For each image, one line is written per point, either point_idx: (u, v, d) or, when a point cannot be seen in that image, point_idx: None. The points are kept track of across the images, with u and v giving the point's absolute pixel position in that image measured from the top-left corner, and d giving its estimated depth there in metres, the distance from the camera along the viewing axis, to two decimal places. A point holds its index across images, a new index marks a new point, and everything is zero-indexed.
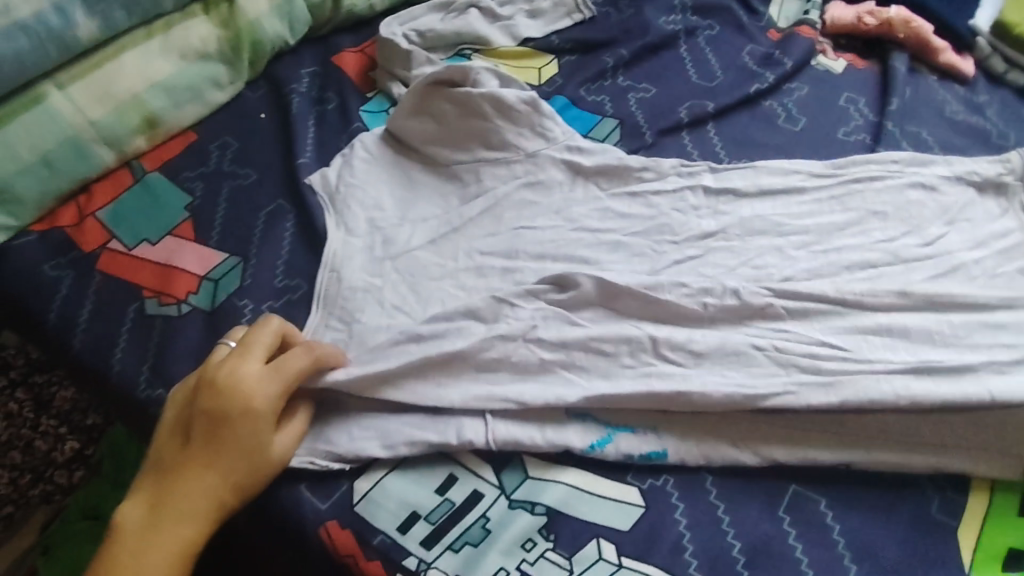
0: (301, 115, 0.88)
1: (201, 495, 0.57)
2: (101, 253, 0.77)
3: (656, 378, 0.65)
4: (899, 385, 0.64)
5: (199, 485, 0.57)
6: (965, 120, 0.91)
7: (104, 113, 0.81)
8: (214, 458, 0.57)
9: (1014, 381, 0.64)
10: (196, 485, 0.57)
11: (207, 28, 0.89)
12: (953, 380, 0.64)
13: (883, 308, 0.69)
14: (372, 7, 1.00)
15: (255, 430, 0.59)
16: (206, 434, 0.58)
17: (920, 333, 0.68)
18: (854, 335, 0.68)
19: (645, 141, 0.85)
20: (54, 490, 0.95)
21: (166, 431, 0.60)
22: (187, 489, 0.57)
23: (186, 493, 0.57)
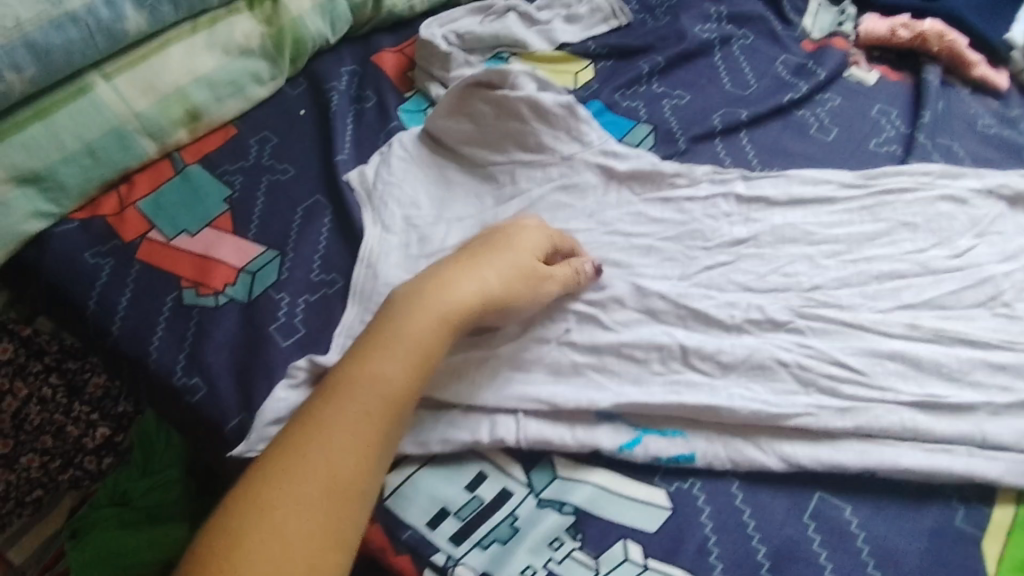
0: (340, 113, 0.89)
1: (486, 269, 0.65)
2: (140, 243, 0.79)
3: (684, 388, 0.67)
4: (906, 417, 0.65)
5: (484, 272, 0.65)
6: (998, 134, 0.91)
7: (148, 105, 0.83)
8: (483, 261, 0.66)
9: (1010, 429, 0.65)
10: (476, 270, 0.65)
11: (251, 24, 0.90)
12: (954, 418, 0.66)
13: (897, 336, 0.70)
14: (413, 7, 1.02)
15: (526, 245, 0.68)
16: (496, 238, 0.68)
17: (930, 365, 0.68)
18: (870, 359, 0.69)
19: (679, 148, 0.86)
20: (83, 475, 0.98)
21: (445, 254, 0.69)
22: (469, 275, 0.64)
23: (475, 265, 0.65)
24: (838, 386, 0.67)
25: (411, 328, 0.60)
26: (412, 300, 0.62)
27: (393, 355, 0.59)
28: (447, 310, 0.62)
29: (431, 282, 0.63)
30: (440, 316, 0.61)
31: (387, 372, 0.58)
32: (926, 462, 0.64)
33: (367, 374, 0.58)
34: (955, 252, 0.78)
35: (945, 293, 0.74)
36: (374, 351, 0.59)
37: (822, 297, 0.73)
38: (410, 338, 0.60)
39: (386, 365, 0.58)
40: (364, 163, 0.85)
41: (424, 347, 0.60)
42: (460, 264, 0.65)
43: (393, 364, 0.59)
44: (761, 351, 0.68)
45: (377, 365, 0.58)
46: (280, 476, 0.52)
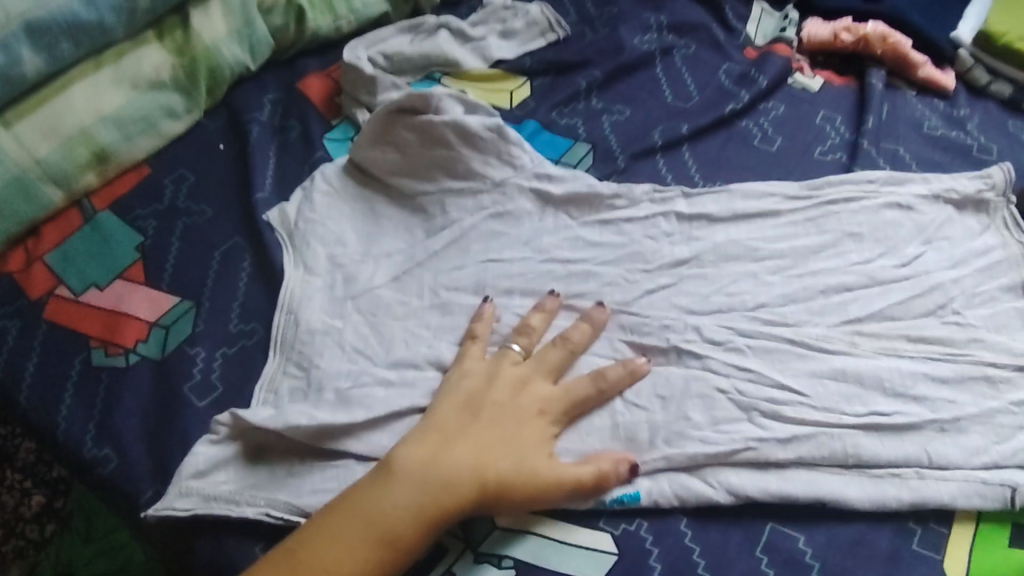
0: (261, 145, 0.84)
1: (490, 463, 0.57)
2: (47, 300, 0.74)
3: (625, 428, 0.62)
4: (848, 444, 0.62)
5: (488, 460, 0.57)
6: (945, 136, 0.88)
7: (50, 150, 0.77)
8: (489, 446, 0.58)
9: (956, 449, 0.62)
10: (480, 452, 0.57)
11: (160, 55, 0.85)
12: (897, 440, 0.63)
13: (839, 354, 0.67)
14: (339, 28, 0.95)
15: (542, 427, 0.61)
16: (505, 417, 0.60)
17: (872, 380, 0.65)
18: (815, 380, 0.65)
19: (617, 166, 0.82)
20: (27, 545, 0.90)
21: (457, 397, 0.61)
22: (470, 456, 0.57)
23: (467, 450, 0.57)
24: (781, 409, 0.63)
25: (390, 504, 0.54)
26: (386, 480, 0.55)
27: (351, 540, 0.53)
28: (427, 499, 0.55)
29: (416, 464, 0.56)
30: (415, 507, 0.55)
31: (335, 556, 0.53)
32: (873, 497, 0.60)
33: (333, 545, 0.53)
34: (905, 261, 0.75)
35: (893, 304, 0.71)
36: (327, 530, 0.54)
37: (767, 316, 0.70)
38: (375, 525, 0.54)
39: (360, 536, 0.53)
40: (286, 200, 0.80)
41: (389, 539, 0.54)
42: (450, 453, 0.57)
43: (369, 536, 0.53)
44: (703, 378, 0.65)
45: (347, 539, 0.53)
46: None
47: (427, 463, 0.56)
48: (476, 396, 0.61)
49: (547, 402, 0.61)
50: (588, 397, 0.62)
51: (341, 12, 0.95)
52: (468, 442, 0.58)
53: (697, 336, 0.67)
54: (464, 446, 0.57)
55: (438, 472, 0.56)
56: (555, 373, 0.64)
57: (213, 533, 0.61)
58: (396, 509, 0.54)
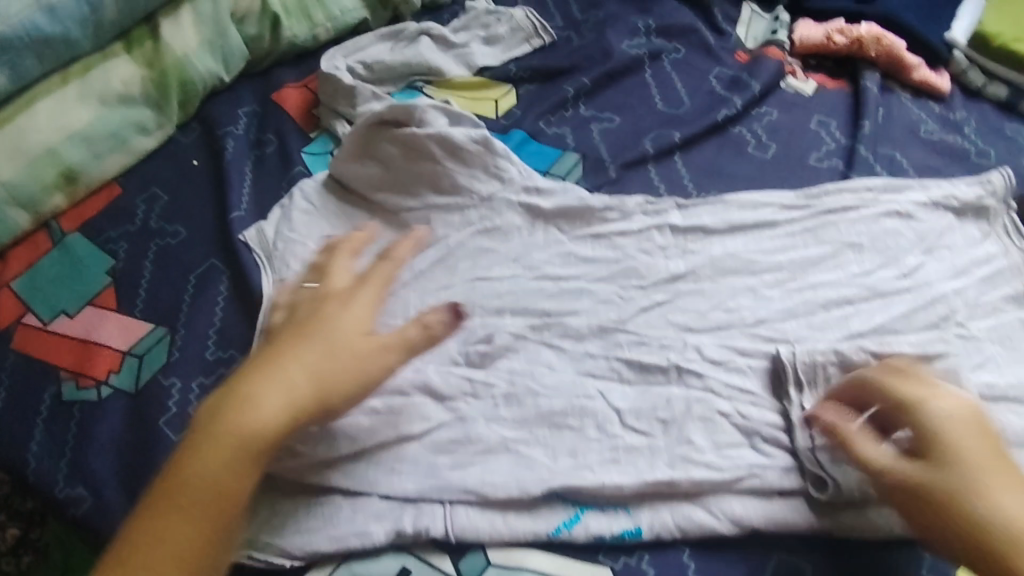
0: (236, 162, 0.80)
1: (298, 370, 0.53)
2: (16, 329, 0.70)
3: (624, 453, 0.60)
4: None
5: (296, 370, 0.53)
6: (942, 139, 0.86)
7: (15, 171, 0.74)
8: (298, 355, 0.54)
9: None
10: (287, 366, 0.54)
11: (130, 69, 0.81)
12: None
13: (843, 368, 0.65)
14: (317, 36, 0.91)
15: (345, 315, 0.58)
16: (309, 325, 0.57)
17: None
18: (820, 403, 0.62)
19: (609, 177, 0.79)
20: None
21: (265, 337, 0.58)
22: (277, 372, 0.53)
23: (274, 370, 0.53)
24: (783, 435, 0.61)
25: (205, 463, 0.49)
26: (205, 438, 0.50)
27: (177, 520, 0.48)
28: (241, 434, 0.50)
29: (222, 406, 0.51)
30: (234, 450, 0.50)
31: (172, 531, 0.48)
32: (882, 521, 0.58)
33: (164, 529, 0.48)
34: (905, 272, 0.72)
35: (895, 317, 0.69)
36: (150, 525, 0.48)
37: (767, 333, 0.67)
38: (195, 489, 0.49)
39: (187, 508, 0.48)
40: (264, 218, 0.76)
41: (226, 488, 0.49)
42: (265, 380, 0.52)
43: (194, 504, 0.49)
44: (704, 400, 0.62)
45: (172, 518, 0.48)
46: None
47: (233, 399, 0.52)
48: (279, 324, 0.59)
49: (345, 294, 0.60)
50: (391, 270, 0.63)
51: (318, 20, 0.91)
52: (273, 360, 0.54)
53: (696, 358, 0.65)
54: (269, 366, 0.54)
55: (247, 398, 0.52)
56: (348, 267, 0.63)
57: None
58: (212, 465, 0.49)
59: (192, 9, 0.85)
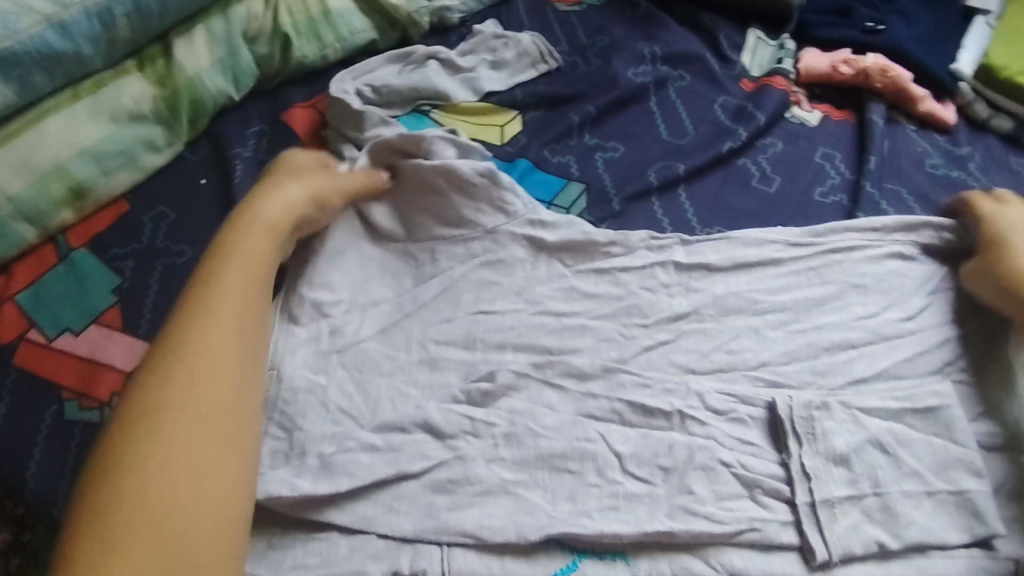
0: (243, 186, 0.81)
1: (300, 181, 0.72)
2: (19, 345, 0.71)
3: (623, 501, 0.61)
4: (850, 525, 0.61)
5: (298, 181, 0.72)
6: (947, 176, 0.86)
7: (23, 187, 0.74)
8: (294, 175, 0.72)
9: (942, 524, 0.61)
10: (287, 180, 0.72)
11: (141, 87, 0.81)
12: (890, 518, 0.61)
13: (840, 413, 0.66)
14: (326, 57, 0.91)
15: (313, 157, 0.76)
16: (288, 166, 0.74)
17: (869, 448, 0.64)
18: (820, 460, 0.64)
19: (612, 210, 0.80)
20: None
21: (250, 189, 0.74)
22: (281, 184, 0.71)
23: (276, 184, 0.71)
24: (781, 486, 0.63)
25: (242, 240, 0.66)
26: (234, 229, 0.67)
27: (231, 275, 0.63)
28: (265, 222, 0.68)
29: (246, 210, 0.68)
30: (263, 235, 0.67)
31: (228, 287, 0.63)
32: None
33: (220, 279, 0.63)
34: (903, 315, 0.73)
35: (899, 362, 0.70)
36: (207, 280, 0.63)
37: (770, 376, 0.68)
38: (241, 257, 0.65)
39: (241, 269, 0.64)
40: None
41: (258, 261, 0.66)
42: (278, 184, 0.71)
43: (245, 268, 0.65)
44: (704, 449, 0.64)
45: (229, 273, 0.63)
46: (163, 404, 0.55)
47: (252, 205, 0.69)
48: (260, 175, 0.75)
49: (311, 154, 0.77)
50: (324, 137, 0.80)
51: (327, 40, 0.91)
52: (272, 181, 0.71)
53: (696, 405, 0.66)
54: (271, 184, 0.71)
55: (263, 202, 0.69)
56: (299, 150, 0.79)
57: None
58: (248, 243, 0.66)
59: (204, 28, 0.85)
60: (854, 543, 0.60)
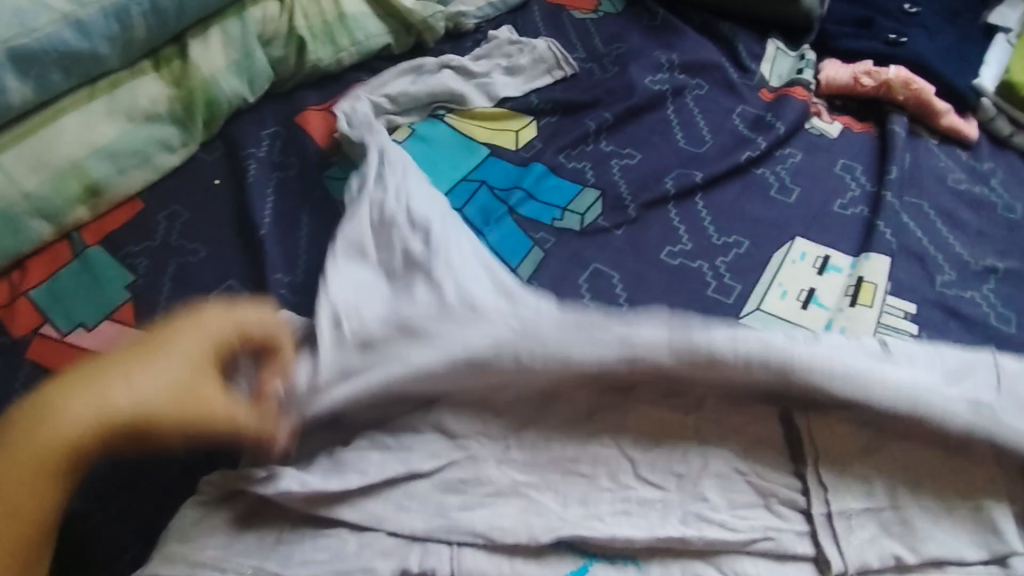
0: (259, 183, 0.80)
1: (142, 407, 0.52)
2: (32, 338, 0.70)
3: (636, 505, 0.60)
4: (867, 537, 0.60)
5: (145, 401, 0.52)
6: (969, 190, 0.85)
7: (39, 183, 0.74)
8: (146, 388, 0.52)
9: (960, 536, 0.60)
10: (133, 407, 0.51)
11: (157, 87, 0.82)
12: (908, 531, 0.60)
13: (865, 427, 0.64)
14: (341, 60, 0.92)
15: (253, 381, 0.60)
16: (176, 340, 0.55)
17: (892, 460, 0.63)
18: (840, 473, 0.62)
19: (628, 216, 0.79)
20: None
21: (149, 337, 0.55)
22: (133, 391, 0.52)
23: (145, 382, 0.52)
24: (797, 495, 0.62)
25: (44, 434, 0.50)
26: (57, 399, 0.51)
27: (27, 475, 0.50)
28: (93, 418, 0.51)
29: (82, 384, 0.51)
30: (86, 420, 0.51)
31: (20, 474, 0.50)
32: None
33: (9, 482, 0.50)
34: (921, 328, 0.72)
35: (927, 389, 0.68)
36: (16, 449, 0.50)
37: None
38: (39, 448, 0.50)
39: (34, 467, 0.50)
40: (284, 257, 0.75)
41: (61, 454, 0.50)
42: (132, 385, 0.52)
43: (42, 463, 0.50)
44: (718, 456, 0.63)
45: (24, 469, 0.50)
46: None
47: (92, 400, 0.51)
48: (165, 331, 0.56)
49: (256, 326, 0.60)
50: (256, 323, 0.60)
51: (343, 44, 0.92)
52: (133, 374, 0.52)
53: (717, 412, 0.64)
54: (122, 393, 0.52)
55: (92, 391, 0.51)
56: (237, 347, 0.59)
57: None
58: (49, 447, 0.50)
59: (220, 30, 0.85)
60: (870, 557, 0.59)
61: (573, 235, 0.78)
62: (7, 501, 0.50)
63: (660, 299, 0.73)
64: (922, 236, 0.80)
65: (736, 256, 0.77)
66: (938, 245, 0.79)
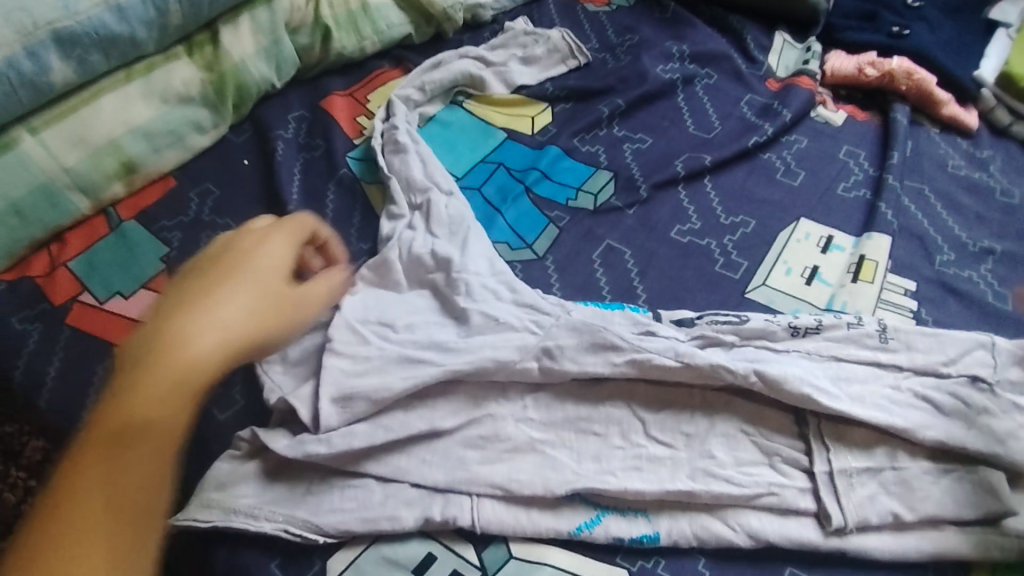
0: (287, 163, 0.84)
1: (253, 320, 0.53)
2: (71, 306, 0.73)
3: (646, 461, 0.63)
4: (867, 495, 0.63)
5: (246, 315, 0.53)
6: (968, 176, 0.89)
7: (79, 159, 0.78)
8: (246, 300, 0.54)
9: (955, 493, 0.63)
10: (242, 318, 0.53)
11: (190, 70, 0.85)
12: (907, 491, 0.63)
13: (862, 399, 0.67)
14: (364, 49, 0.96)
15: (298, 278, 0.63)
16: (255, 258, 0.57)
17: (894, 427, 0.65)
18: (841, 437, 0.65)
19: (640, 196, 0.82)
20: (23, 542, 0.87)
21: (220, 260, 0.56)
22: (237, 306, 0.53)
23: (243, 301, 0.54)
24: (800, 455, 0.65)
25: (180, 349, 0.49)
26: (182, 320, 0.50)
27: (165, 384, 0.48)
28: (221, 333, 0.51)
29: (190, 307, 0.51)
30: (216, 340, 0.51)
31: (158, 387, 0.47)
32: (891, 544, 0.62)
33: (148, 397, 0.47)
34: (919, 304, 0.75)
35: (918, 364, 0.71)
36: (144, 365, 0.48)
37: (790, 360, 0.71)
38: (178, 362, 0.48)
39: (174, 377, 0.48)
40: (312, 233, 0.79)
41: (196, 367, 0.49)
42: (237, 299, 0.53)
43: (180, 374, 0.48)
44: (724, 419, 0.66)
45: (164, 382, 0.48)
46: (78, 480, 0.45)
47: (210, 318, 0.51)
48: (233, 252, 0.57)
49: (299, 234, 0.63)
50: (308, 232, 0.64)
51: (366, 33, 0.96)
52: (233, 293, 0.54)
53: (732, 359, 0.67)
54: (228, 305, 0.53)
55: (210, 307, 0.52)
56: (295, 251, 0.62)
57: (232, 546, 0.61)
58: (188, 359, 0.49)
59: (250, 17, 0.89)
60: (870, 512, 0.62)
61: (587, 214, 0.81)
62: (141, 406, 0.46)
63: (670, 274, 0.77)
64: (923, 219, 0.83)
65: (743, 234, 0.80)
66: (938, 227, 0.83)
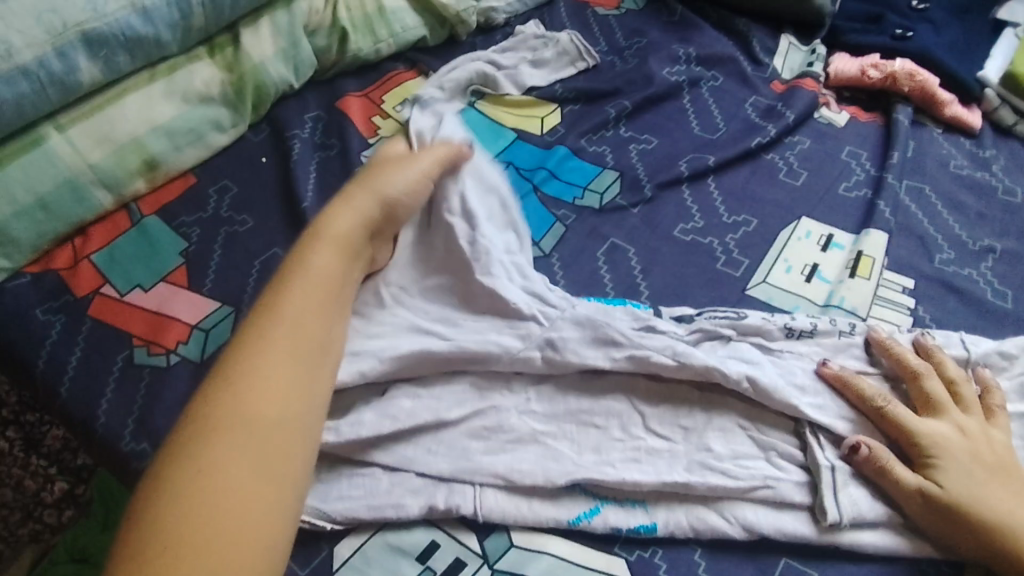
0: (303, 162, 0.87)
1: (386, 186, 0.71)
2: (93, 298, 0.76)
3: (645, 454, 0.65)
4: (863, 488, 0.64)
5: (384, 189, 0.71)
6: (971, 176, 0.90)
7: (103, 156, 0.81)
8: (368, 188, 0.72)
9: None
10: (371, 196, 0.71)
11: (211, 71, 0.88)
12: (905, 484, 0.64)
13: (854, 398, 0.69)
14: (379, 51, 0.98)
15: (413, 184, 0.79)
16: (382, 162, 0.76)
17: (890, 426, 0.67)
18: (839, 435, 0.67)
19: (644, 195, 0.84)
20: (43, 529, 0.91)
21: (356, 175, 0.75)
22: (370, 190, 0.71)
23: (376, 185, 0.71)
24: (796, 450, 0.66)
25: (339, 218, 0.68)
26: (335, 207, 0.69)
27: (328, 249, 0.66)
28: (366, 207, 0.70)
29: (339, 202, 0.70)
30: (363, 216, 0.69)
31: (322, 255, 0.65)
32: (884, 538, 0.63)
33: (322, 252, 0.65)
34: (917, 303, 0.77)
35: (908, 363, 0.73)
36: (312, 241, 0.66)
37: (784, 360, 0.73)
38: (335, 231, 0.67)
39: (338, 241, 0.67)
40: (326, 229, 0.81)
41: (355, 233, 0.68)
42: (368, 186, 0.72)
43: (341, 240, 0.67)
44: (723, 414, 0.68)
45: (329, 244, 0.66)
46: (264, 322, 0.59)
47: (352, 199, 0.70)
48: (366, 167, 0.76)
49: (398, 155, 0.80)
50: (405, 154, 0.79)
51: (381, 35, 0.98)
52: (367, 184, 0.72)
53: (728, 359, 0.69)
54: (362, 192, 0.71)
55: (353, 195, 0.70)
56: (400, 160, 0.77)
57: None
58: (347, 223, 0.68)
59: (270, 20, 0.92)
60: (863, 508, 0.63)
61: (592, 212, 0.83)
62: (321, 261, 0.65)
63: (672, 271, 0.79)
64: (923, 218, 0.85)
65: (745, 233, 0.82)
66: (937, 226, 0.84)
